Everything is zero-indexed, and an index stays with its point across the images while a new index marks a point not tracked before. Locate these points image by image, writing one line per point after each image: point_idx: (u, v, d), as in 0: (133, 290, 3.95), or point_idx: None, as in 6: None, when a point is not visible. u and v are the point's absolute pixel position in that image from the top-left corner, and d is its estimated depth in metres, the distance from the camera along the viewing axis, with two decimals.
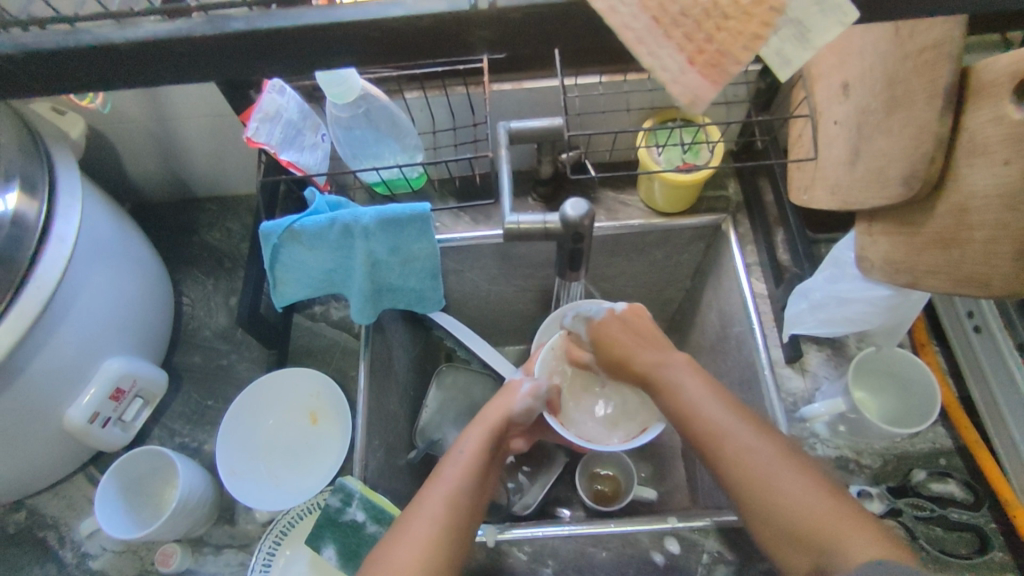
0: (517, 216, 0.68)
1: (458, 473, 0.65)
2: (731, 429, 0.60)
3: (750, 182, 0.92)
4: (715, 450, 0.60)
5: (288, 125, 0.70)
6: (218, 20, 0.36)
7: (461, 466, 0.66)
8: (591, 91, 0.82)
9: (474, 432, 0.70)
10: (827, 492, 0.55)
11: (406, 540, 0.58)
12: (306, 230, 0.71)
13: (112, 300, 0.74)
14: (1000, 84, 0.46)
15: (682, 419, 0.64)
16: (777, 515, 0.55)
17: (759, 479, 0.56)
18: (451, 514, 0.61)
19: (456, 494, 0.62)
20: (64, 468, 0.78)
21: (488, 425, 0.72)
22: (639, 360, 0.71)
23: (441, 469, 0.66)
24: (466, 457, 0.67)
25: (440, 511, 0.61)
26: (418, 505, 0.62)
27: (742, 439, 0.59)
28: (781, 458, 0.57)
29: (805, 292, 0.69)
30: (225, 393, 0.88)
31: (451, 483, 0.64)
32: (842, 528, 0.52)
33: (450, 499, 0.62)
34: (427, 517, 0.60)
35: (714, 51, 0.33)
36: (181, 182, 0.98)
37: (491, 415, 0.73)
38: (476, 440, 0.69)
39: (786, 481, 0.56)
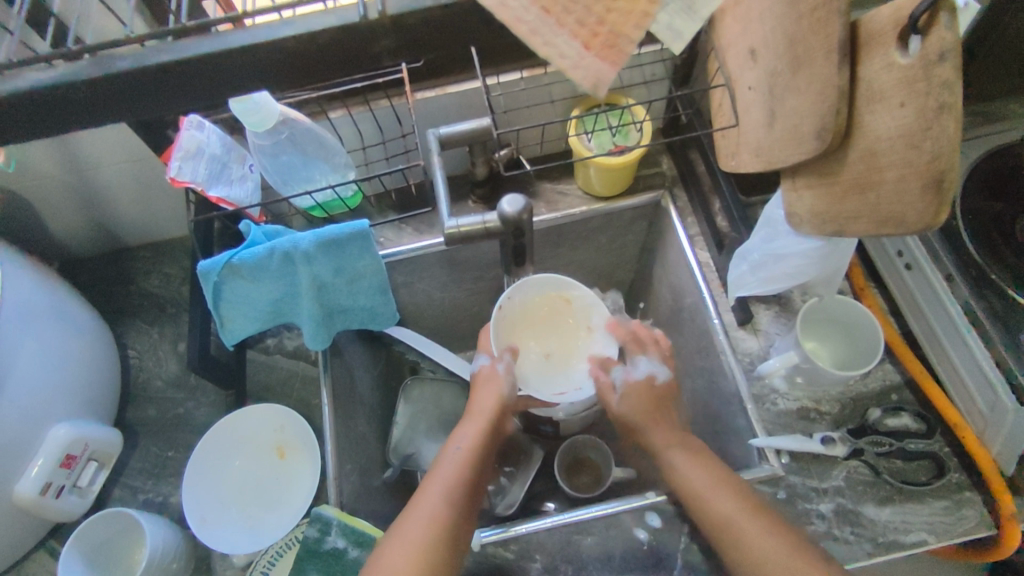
0: (455, 220, 0.68)
1: (454, 467, 0.66)
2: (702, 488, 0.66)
3: (681, 156, 0.95)
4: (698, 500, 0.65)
5: (212, 161, 0.69)
6: (108, 61, 0.38)
7: (457, 460, 0.67)
8: (513, 87, 0.83)
9: (472, 428, 0.71)
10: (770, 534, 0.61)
11: (398, 546, 0.59)
12: (245, 263, 0.69)
13: (49, 366, 0.71)
14: (886, 32, 0.48)
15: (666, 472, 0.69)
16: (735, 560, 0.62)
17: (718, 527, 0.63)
18: (448, 512, 0.62)
19: (453, 488, 0.64)
20: (21, 546, 0.74)
21: (485, 416, 0.72)
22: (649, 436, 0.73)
23: (438, 466, 0.67)
24: (463, 453, 0.68)
25: (437, 510, 0.62)
26: (416, 501, 0.63)
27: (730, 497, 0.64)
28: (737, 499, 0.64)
29: (744, 255, 0.72)
30: (186, 441, 0.85)
31: (447, 482, 0.65)
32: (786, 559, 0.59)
33: (448, 497, 0.63)
34: (424, 512, 0.61)
35: (608, 34, 0.46)
36: (109, 233, 0.95)
37: (484, 406, 0.74)
38: (472, 435, 0.70)
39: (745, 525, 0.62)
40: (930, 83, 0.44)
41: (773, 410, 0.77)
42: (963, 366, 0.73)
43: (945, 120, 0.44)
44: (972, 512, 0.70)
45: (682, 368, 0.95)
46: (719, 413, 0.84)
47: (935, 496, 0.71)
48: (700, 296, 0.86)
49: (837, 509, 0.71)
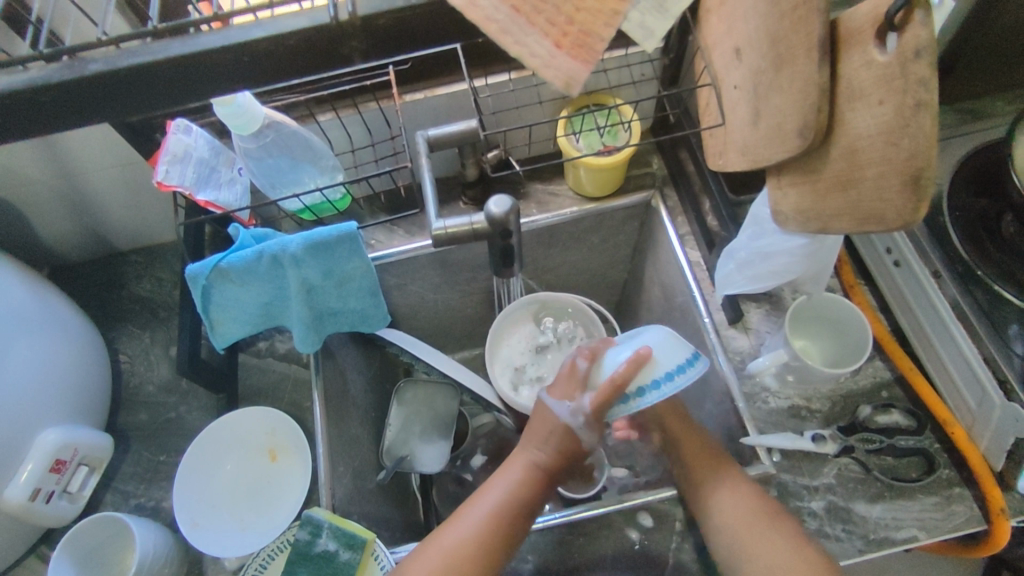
0: (442, 221, 0.68)
1: (496, 506, 0.63)
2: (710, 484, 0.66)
3: (671, 155, 0.95)
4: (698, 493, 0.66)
5: (199, 165, 0.69)
6: (78, 64, 0.37)
7: (503, 498, 0.64)
8: (502, 88, 0.83)
9: (545, 442, 0.67)
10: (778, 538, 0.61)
11: (433, 553, 0.61)
12: (234, 266, 0.69)
13: (37, 371, 0.71)
14: (865, 30, 0.48)
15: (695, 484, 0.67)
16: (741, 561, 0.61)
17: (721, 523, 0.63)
18: (477, 553, 0.60)
19: (490, 530, 0.62)
20: (12, 553, 0.74)
21: (546, 455, 0.66)
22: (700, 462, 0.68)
23: (482, 498, 0.65)
24: (528, 468, 0.66)
25: (467, 547, 0.60)
26: (449, 532, 0.62)
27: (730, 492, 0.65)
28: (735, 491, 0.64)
29: (731, 253, 0.72)
30: (177, 446, 0.85)
31: (487, 517, 0.63)
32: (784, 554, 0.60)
33: (481, 538, 0.61)
34: (453, 547, 0.60)
35: (578, 31, 0.45)
36: (101, 238, 0.95)
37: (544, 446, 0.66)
38: (526, 472, 0.66)
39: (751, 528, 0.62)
40: (907, 80, 0.45)
41: (764, 408, 0.77)
42: (952, 363, 0.73)
43: (923, 117, 0.44)
44: (963, 508, 0.69)
45: None
46: (711, 412, 0.84)
47: (925, 492, 0.71)
48: (691, 295, 0.86)
49: (828, 507, 0.71)
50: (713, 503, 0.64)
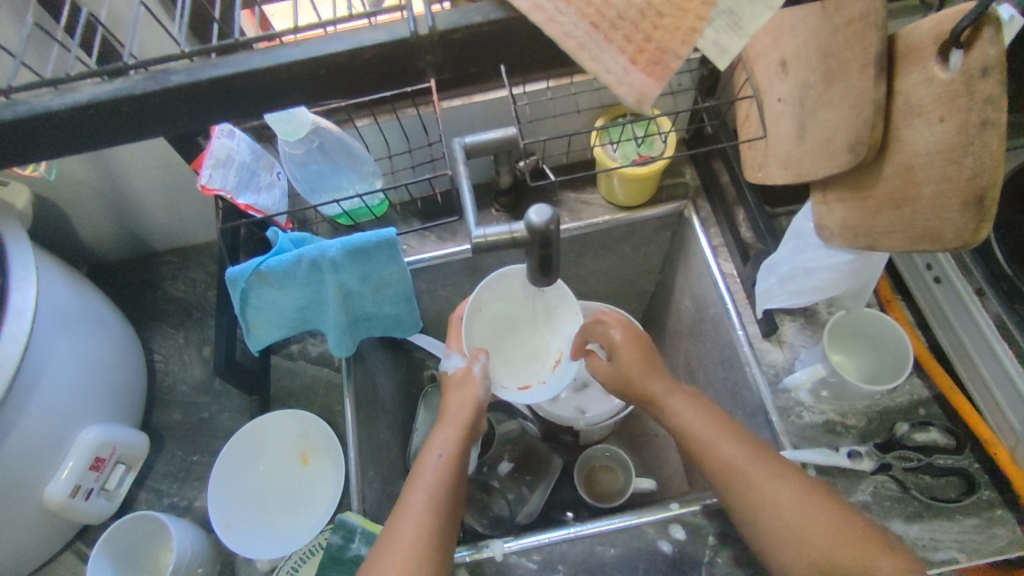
0: (482, 230, 0.69)
1: (434, 479, 0.63)
2: (748, 464, 0.60)
3: (705, 166, 0.95)
4: (777, 532, 0.57)
5: (241, 168, 0.70)
6: (158, 75, 0.38)
7: (438, 470, 0.64)
8: (540, 96, 0.85)
9: (450, 434, 0.67)
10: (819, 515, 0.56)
11: (384, 562, 0.56)
12: (274, 270, 0.70)
13: (79, 370, 0.72)
14: (926, 46, 0.48)
15: (730, 472, 0.61)
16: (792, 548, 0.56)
17: (770, 512, 0.57)
18: (433, 529, 0.58)
19: (435, 504, 0.60)
20: (48, 550, 0.75)
21: (463, 419, 0.69)
22: (720, 451, 0.62)
23: (417, 475, 0.63)
24: (444, 460, 0.65)
25: (422, 524, 0.58)
26: (399, 513, 0.60)
27: (826, 530, 0.55)
28: (799, 493, 0.58)
29: (772, 267, 0.72)
30: (210, 446, 0.86)
31: (430, 489, 0.62)
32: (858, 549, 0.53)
33: (430, 511, 0.60)
34: (408, 530, 0.58)
35: (654, 49, 0.39)
36: (138, 239, 0.96)
37: (460, 409, 0.70)
38: (451, 441, 0.67)
39: (803, 511, 0.57)
40: (973, 98, 0.44)
41: (799, 422, 0.77)
42: (994, 380, 0.72)
43: (988, 136, 0.44)
44: (1005, 531, 0.68)
45: (704, 378, 0.95)
46: (743, 424, 0.84)
47: (966, 513, 0.70)
48: (724, 306, 0.86)
49: None
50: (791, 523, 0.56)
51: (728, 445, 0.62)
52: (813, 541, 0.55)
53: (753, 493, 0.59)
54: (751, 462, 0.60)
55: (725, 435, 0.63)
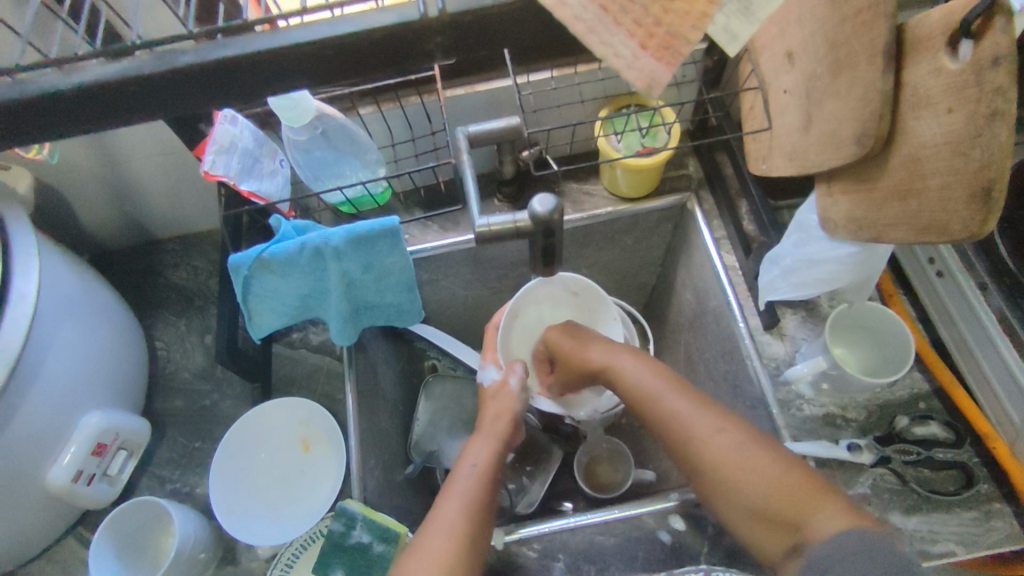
0: (486, 219, 0.68)
1: (470, 481, 0.63)
2: (692, 419, 0.61)
3: (708, 158, 0.95)
4: (725, 479, 0.57)
5: (244, 155, 0.70)
6: (165, 56, 0.38)
7: (474, 475, 0.64)
8: (544, 86, 0.84)
9: (484, 444, 0.69)
10: (778, 466, 0.56)
11: (423, 555, 0.55)
12: (277, 258, 0.70)
13: (81, 355, 0.72)
14: (935, 37, 0.48)
15: (679, 444, 0.61)
16: (738, 495, 0.56)
17: (719, 464, 0.57)
18: (469, 527, 0.58)
19: (472, 504, 0.60)
20: (51, 534, 0.75)
21: (498, 435, 0.71)
22: (666, 406, 0.63)
23: (454, 480, 0.63)
24: (480, 467, 0.65)
25: (458, 522, 0.58)
26: (434, 513, 0.59)
27: (767, 470, 0.56)
28: (752, 441, 0.58)
29: (775, 259, 0.71)
30: (211, 433, 0.86)
31: (467, 491, 0.61)
32: (799, 497, 0.53)
33: (467, 510, 0.59)
34: (446, 526, 0.57)
35: (664, 34, 0.39)
36: (140, 226, 0.96)
37: (499, 427, 0.72)
38: (487, 452, 0.67)
39: (751, 461, 0.56)
40: (982, 89, 0.44)
41: (799, 415, 0.77)
42: (994, 374, 0.73)
43: (997, 128, 0.44)
44: (1002, 524, 0.69)
45: (704, 370, 0.95)
46: (743, 417, 0.84)
47: (964, 506, 0.70)
48: (726, 299, 0.86)
49: None
50: (744, 476, 0.56)
51: (674, 399, 0.63)
52: (749, 485, 0.56)
53: (705, 454, 0.58)
54: (693, 414, 0.61)
55: (673, 388, 0.65)
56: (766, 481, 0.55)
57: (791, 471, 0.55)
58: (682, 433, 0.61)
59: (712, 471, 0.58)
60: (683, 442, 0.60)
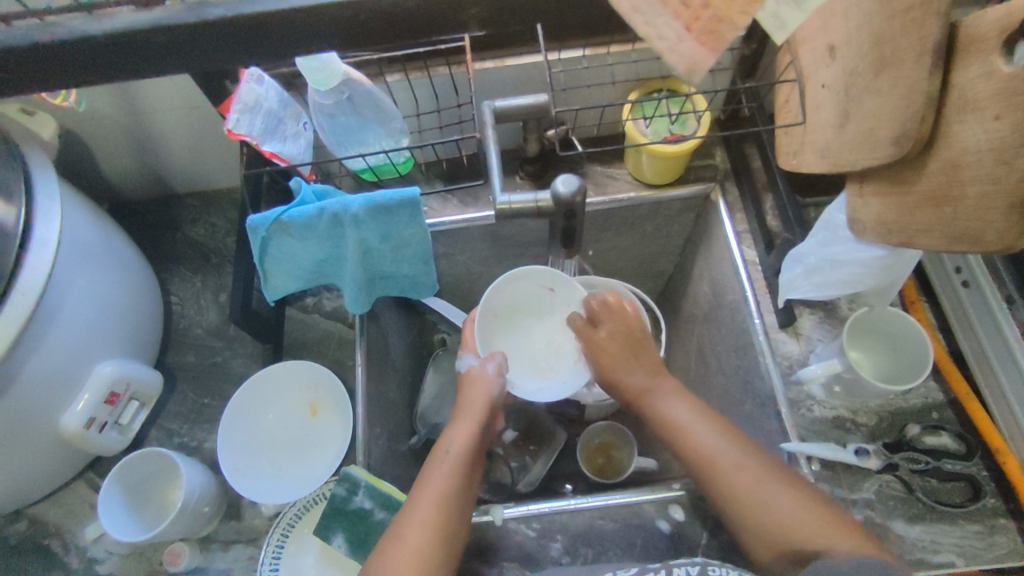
0: (507, 196, 0.67)
1: (448, 469, 0.63)
2: (698, 432, 0.63)
3: (736, 150, 0.93)
4: (746, 505, 0.57)
5: (268, 116, 0.70)
6: (192, 10, 0.44)
7: (451, 462, 0.64)
8: (575, 65, 0.83)
9: (464, 428, 0.68)
10: (798, 498, 0.57)
11: (399, 548, 0.56)
12: (295, 221, 0.69)
13: (97, 305, 0.72)
14: (989, 39, 0.46)
15: (685, 456, 0.63)
16: (761, 525, 0.56)
17: (737, 488, 0.58)
18: (446, 520, 0.58)
19: (449, 495, 0.60)
20: (61, 476, 0.76)
21: (477, 410, 0.70)
22: (675, 417, 0.65)
23: (429, 467, 0.63)
24: (455, 453, 0.65)
25: (434, 513, 0.58)
26: (411, 501, 0.60)
27: (790, 505, 0.56)
28: (766, 470, 0.59)
29: (798, 257, 0.70)
30: (222, 389, 0.87)
31: (443, 479, 0.61)
32: (828, 534, 0.54)
33: (444, 501, 0.59)
34: (420, 518, 0.57)
35: None
36: (162, 179, 0.96)
37: (474, 403, 0.71)
38: (466, 434, 0.67)
39: (769, 492, 0.57)
40: None
41: (808, 416, 0.77)
42: (1011, 390, 0.72)
43: None
44: (1006, 540, 0.68)
45: (715, 364, 0.94)
46: (751, 413, 0.83)
47: (969, 519, 0.70)
48: (743, 294, 0.85)
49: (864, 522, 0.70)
50: (760, 502, 0.57)
51: (679, 410, 0.65)
52: (768, 514, 0.56)
53: (718, 472, 0.60)
54: (703, 432, 0.63)
55: (680, 400, 0.66)
56: (794, 516, 0.55)
57: (823, 511, 0.55)
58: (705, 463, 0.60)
59: (729, 493, 0.59)
60: (699, 460, 0.61)
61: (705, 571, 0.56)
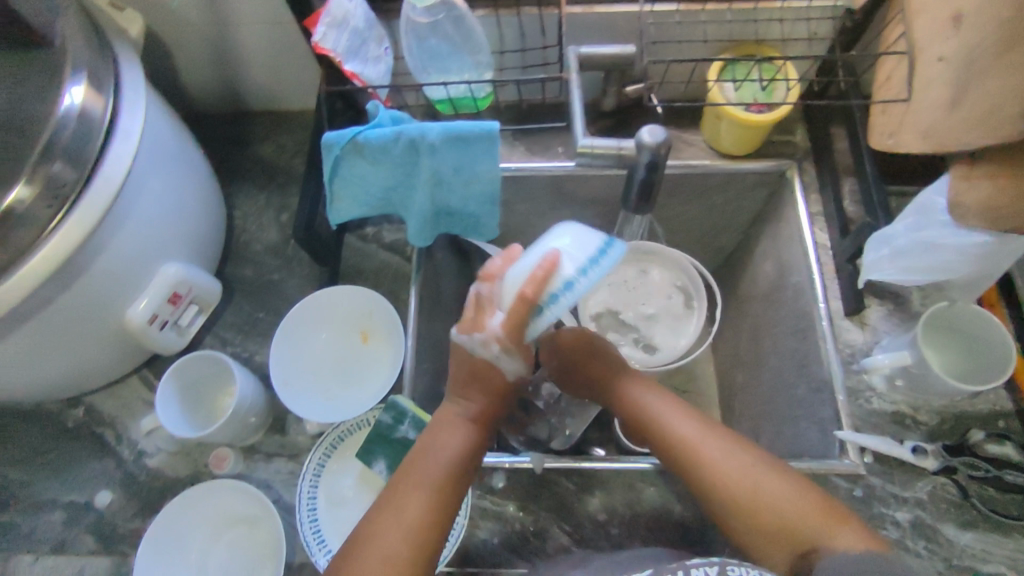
0: (590, 140, 0.66)
1: (437, 475, 0.56)
2: (701, 439, 0.61)
3: (821, 128, 0.89)
4: (734, 500, 0.57)
5: (354, 34, 0.69)
6: None
7: (441, 467, 0.57)
8: (667, 19, 0.79)
9: (456, 422, 0.60)
10: (790, 488, 0.57)
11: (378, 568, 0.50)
12: (371, 142, 0.69)
13: (168, 205, 0.73)
14: None
15: (686, 466, 0.61)
16: (753, 517, 0.56)
17: (735, 493, 0.57)
18: (429, 539, 0.53)
19: (434, 512, 0.54)
20: (121, 368, 0.78)
21: (473, 405, 0.61)
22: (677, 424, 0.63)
23: (417, 470, 0.56)
24: (446, 457, 0.58)
25: (416, 534, 0.52)
26: (395, 508, 0.54)
27: (783, 495, 0.56)
28: (762, 469, 0.58)
29: (885, 238, 0.65)
30: (276, 307, 0.88)
31: (431, 487, 0.55)
32: (822, 524, 0.54)
33: (429, 517, 0.53)
34: (399, 539, 0.52)
35: None
36: (235, 94, 0.97)
37: (473, 401, 0.62)
38: (458, 434, 0.59)
39: (764, 482, 0.57)
40: None
41: (866, 407, 0.74)
42: None
43: None
44: None
45: (769, 346, 0.92)
46: (804, 398, 0.81)
47: None
48: (811, 276, 0.82)
49: (914, 521, 0.68)
50: (757, 498, 0.56)
51: (682, 420, 0.63)
52: (766, 511, 0.56)
53: (719, 485, 0.58)
54: (702, 440, 0.61)
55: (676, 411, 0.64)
56: (789, 509, 0.56)
57: (807, 494, 0.57)
58: (723, 484, 0.58)
59: (730, 500, 0.57)
60: (694, 465, 0.60)
61: (726, 572, 0.43)
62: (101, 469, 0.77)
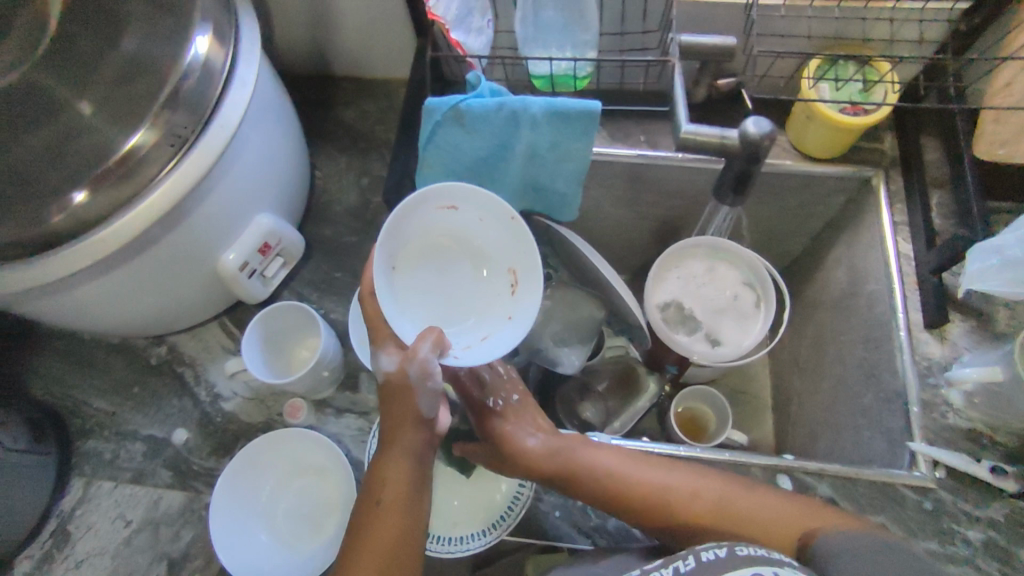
0: (694, 126, 0.66)
1: (393, 496, 0.57)
2: (662, 478, 0.63)
3: (914, 135, 0.87)
4: (725, 525, 0.59)
5: (463, 2, 0.70)
6: None
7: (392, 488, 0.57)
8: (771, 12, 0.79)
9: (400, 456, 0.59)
10: (765, 497, 0.60)
11: None
12: (472, 111, 0.70)
13: (268, 159, 0.75)
14: None
15: (659, 507, 0.62)
16: (748, 532, 0.58)
17: (719, 521, 0.60)
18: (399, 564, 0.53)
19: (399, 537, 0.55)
20: (206, 313, 0.81)
21: (404, 421, 0.60)
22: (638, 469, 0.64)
23: (374, 501, 0.57)
24: (395, 483, 0.58)
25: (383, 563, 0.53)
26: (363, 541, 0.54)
27: (758, 507, 0.59)
28: (718, 482, 0.62)
29: (999, 247, 0.66)
30: (351, 268, 0.90)
31: (388, 512, 0.56)
32: (811, 519, 0.58)
33: (393, 544, 0.54)
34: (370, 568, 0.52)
35: None
36: (324, 59, 0.98)
37: (413, 423, 0.60)
38: (401, 460, 0.59)
39: (746, 499, 0.60)
40: None
41: (940, 422, 0.73)
42: None
43: None
44: None
45: (835, 353, 0.91)
46: (870, 407, 0.80)
47: None
48: (890, 284, 0.81)
49: (986, 541, 0.67)
50: (741, 513, 0.59)
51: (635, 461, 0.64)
52: (752, 524, 0.59)
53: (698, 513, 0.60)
54: (666, 478, 0.63)
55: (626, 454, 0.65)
56: (768, 514, 0.59)
57: (793, 506, 0.59)
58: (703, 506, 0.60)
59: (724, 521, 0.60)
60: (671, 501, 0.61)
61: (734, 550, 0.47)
62: (181, 407, 0.81)
